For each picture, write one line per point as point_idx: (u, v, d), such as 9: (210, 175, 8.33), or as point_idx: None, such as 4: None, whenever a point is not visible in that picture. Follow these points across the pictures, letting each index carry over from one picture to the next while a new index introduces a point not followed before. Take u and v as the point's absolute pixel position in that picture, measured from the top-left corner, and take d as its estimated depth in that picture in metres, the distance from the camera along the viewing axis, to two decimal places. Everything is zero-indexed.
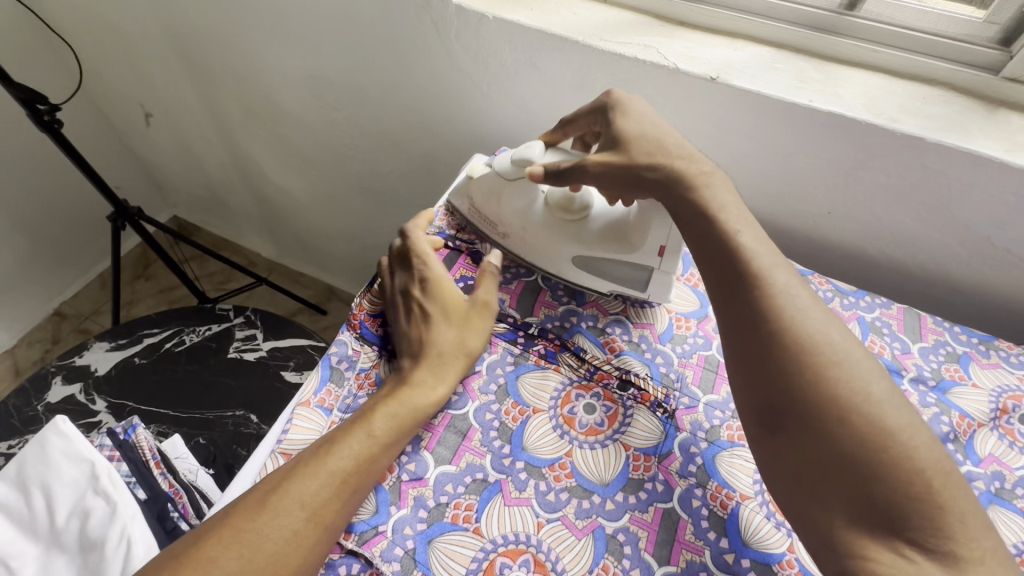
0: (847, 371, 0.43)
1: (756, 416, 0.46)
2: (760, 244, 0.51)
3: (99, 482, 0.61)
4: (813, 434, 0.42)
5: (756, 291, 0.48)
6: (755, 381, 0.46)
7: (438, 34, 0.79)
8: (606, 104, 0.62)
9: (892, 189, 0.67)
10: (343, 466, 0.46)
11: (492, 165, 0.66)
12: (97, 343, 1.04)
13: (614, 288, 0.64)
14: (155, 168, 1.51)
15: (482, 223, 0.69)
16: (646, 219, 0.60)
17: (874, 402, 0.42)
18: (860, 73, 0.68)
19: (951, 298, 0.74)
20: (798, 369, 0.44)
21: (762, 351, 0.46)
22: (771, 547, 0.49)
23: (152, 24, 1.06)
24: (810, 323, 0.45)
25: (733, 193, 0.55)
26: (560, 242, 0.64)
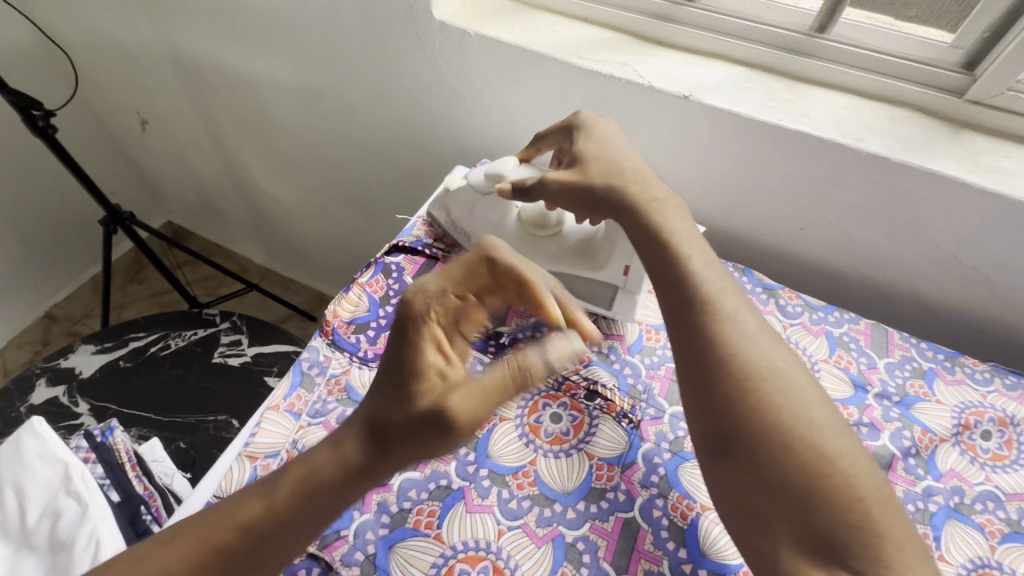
0: (790, 398, 0.42)
1: (703, 444, 0.44)
2: (709, 269, 0.50)
3: (71, 483, 0.62)
4: (757, 462, 0.40)
5: (704, 316, 0.46)
6: (701, 409, 0.43)
7: (422, 49, 0.81)
8: (574, 124, 0.62)
9: (860, 207, 0.68)
10: (251, 518, 0.40)
11: (468, 178, 0.69)
12: (83, 345, 1.05)
13: (581, 306, 0.66)
14: (150, 174, 1.53)
15: (458, 234, 0.70)
16: (612, 241, 0.64)
17: (816, 429, 0.41)
18: (830, 94, 0.70)
19: (921, 315, 0.75)
20: (742, 397, 0.42)
21: (708, 378, 0.43)
22: (729, 558, 0.49)
23: (148, 34, 1.08)
24: (754, 350, 0.44)
25: (687, 220, 0.54)
26: (529, 259, 0.66)
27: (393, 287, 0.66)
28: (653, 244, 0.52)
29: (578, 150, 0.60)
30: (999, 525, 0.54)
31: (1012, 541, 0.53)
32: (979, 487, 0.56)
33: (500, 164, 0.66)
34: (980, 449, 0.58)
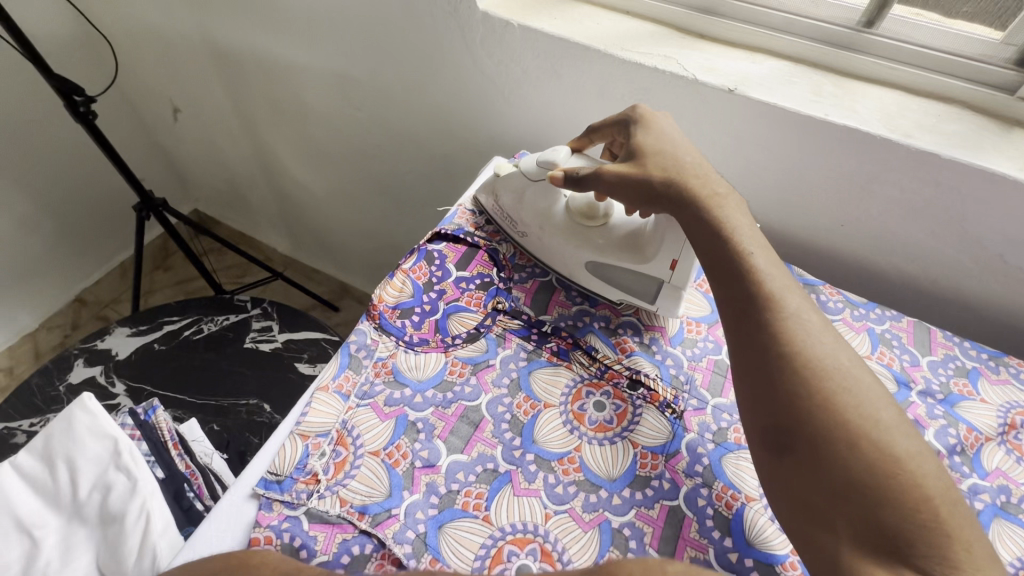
0: (856, 397, 0.42)
1: (762, 438, 0.45)
2: (771, 267, 0.50)
3: (120, 458, 0.63)
4: (822, 458, 0.41)
5: (767, 313, 0.47)
6: (762, 403, 0.45)
7: (463, 39, 0.81)
8: (631, 118, 0.63)
9: (905, 204, 0.68)
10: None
11: (519, 165, 0.69)
12: (119, 328, 1.08)
13: (623, 297, 0.65)
14: (180, 162, 1.55)
15: (504, 221, 0.71)
16: (662, 233, 0.61)
17: (882, 428, 0.41)
18: (876, 89, 0.69)
19: (961, 314, 0.75)
20: (806, 394, 0.42)
21: (772, 373, 0.44)
22: (775, 548, 0.50)
23: (188, 23, 1.10)
24: (819, 348, 0.45)
25: (746, 216, 0.55)
26: (573, 248, 0.65)
27: (436, 274, 0.67)
28: (712, 240, 0.53)
29: (636, 143, 0.60)
30: None
31: None
32: None
33: (553, 152, 0.66)
34: None
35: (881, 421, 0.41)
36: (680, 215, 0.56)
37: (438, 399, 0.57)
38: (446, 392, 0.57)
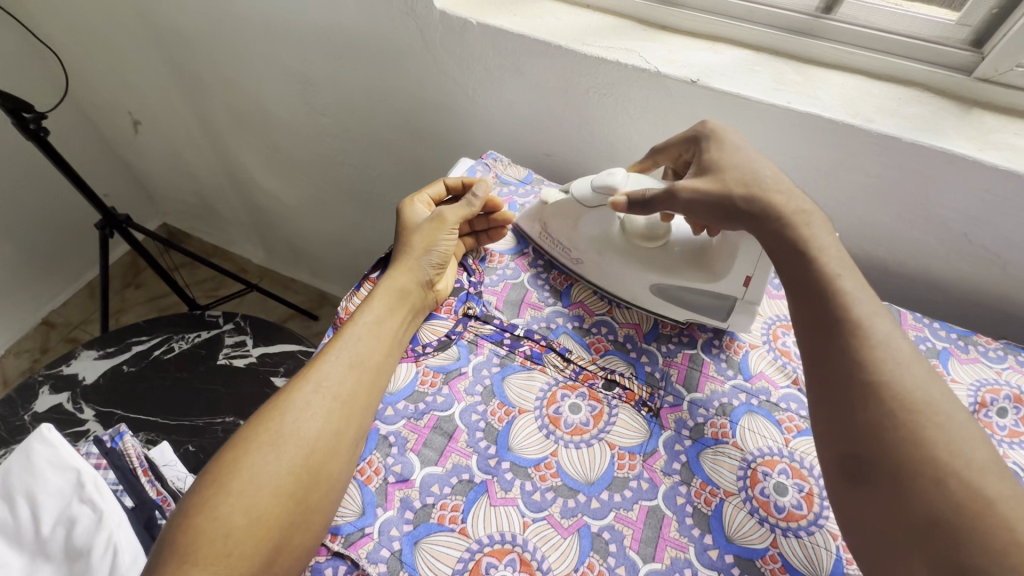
0: (948, 434, 0.41)
1: (838, 463, 0.44)
2: (860, 292, 0.49)
3: (84, 490, 0.61)
4: (903, 491, 0.40)
5: (853, 340, 0.46)
6: (841, 430, 0.44)
7: (423, 39, 0.79)
8: (702, 133, 0.61)
9: (871, 189, 0.68)
10: (282, 484, 0.45)
11: (570, 190, 0.65)
12: (85, 351, 1.04)
13: (691, 317, 0.63)
14: (144, 175, 1.50)
15: (552, 245, 0.68)
16: (733, 249, 0.58)
17: (975, 468, 0.39)
18: (837, 76, 0.69)
19: (930, 295, 0.75)
20: (893, 425, 0.42)
21: (853, 397, 0.44)
22: (754, 543, 0.49)
23: (138, 31, 1.06)
24: (908, 378, 0.43)
25: (832, 235, 0.53)
26: (633, 273, 0.63)
27: None
28: (796, 260, 0.51)
29: (709, 159, 0.58)
30: None
31: None
32: None
33: (609, 174, 0.61)
34: (998, 426, 0.58)
35: (974, 459, 0.40)
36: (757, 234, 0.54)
37: (410, 410, 0.56)
38: (418, 403, 0.56)
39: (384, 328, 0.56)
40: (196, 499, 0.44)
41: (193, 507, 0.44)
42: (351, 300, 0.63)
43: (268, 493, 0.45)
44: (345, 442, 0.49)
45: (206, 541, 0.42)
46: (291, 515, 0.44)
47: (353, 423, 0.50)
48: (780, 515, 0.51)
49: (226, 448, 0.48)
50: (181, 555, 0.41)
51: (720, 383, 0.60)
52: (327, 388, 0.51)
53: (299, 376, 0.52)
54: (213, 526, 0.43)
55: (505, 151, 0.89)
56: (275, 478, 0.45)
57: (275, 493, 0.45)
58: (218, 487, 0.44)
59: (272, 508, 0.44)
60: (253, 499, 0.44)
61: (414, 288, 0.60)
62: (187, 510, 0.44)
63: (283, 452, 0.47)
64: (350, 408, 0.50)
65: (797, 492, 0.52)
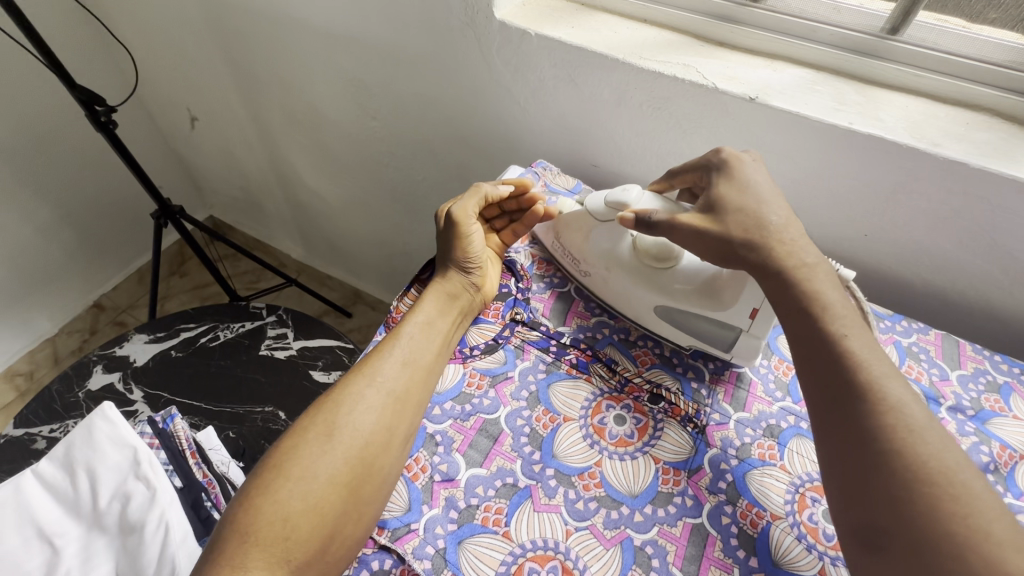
0: (966, 508, 0.38)
1: (853, 533, 0.42)
2: (868, 350, 0.47)
3: (140, 467, 0.63)
4: (921, 567, 0.38)
5: (864, 407, 0.44)
6: (857, 499, 0.42)
7: (480, 48, 0.81)
8: (713, 163, 0.60)
9: (933, 215, 0.67)
10: (341, 476, 0.46)
11: (584, 203, 0.65)
12: (137, 334, 1.08)
13: (694, 343, 0.62)
14: (197, 169, 1.57)
15: (565, 258, 0.68)
16: (738, 283, 0.57)
17: (995, 544, 0.37)
18: (900, 97, 0.68)
19: (990, 325, 0.73)
20: (908, 498, 0.40)
21: (867, 466, 0.42)
22: (801, 569, 0.48)
23: (205, 32, 1.11)
24: (924, 448, 0.41)
25: (837, 288, 0.51)
26: (640, 291, 0.62)
27: None
28: (801, 315, 0.50)
29: (717, 196, 0.57)
30: None
31: None
32: None
33: (623, 192, 0.61)
34: None
35: (995, 534, 0.37)
36: (762, 281, 0.53)
37: (457, 411, 0.57)
38: (464, 404, 0.57)
39: (435, 328, 0.57)
40: (256, 482, 0.46)
41: (254, 490, 0.45)
42: (402, 299, 0.65)
43: (325, 482, 0.46)
44: (397, 438, 0.50)
45: (266, 523, 0.44)
46: (344, 505, 0.46)
47: (405, 419, 0.51)
48: (829, 542, 0.50)
49: (283, 436, 0.49)
50: (243, 534, 0.43)
51: (768, 405, 0.59)
52: (382, 384, 0.51)
53: (354, 369, 0.53)
54: (271, 514, 0.44)
55: (551, 160, 0.90)
56: (331, 469, 0.46)
57: (331, 481, 0.46)
58: (278, 472, 0.46)
59: (329, 495, 0.45)
60: (310, 485, 0.45)
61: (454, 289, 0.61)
62: (248, 492, 0.45)
63: (341, 441, 0.48)
64: (402, 405, 0.51)
65: None
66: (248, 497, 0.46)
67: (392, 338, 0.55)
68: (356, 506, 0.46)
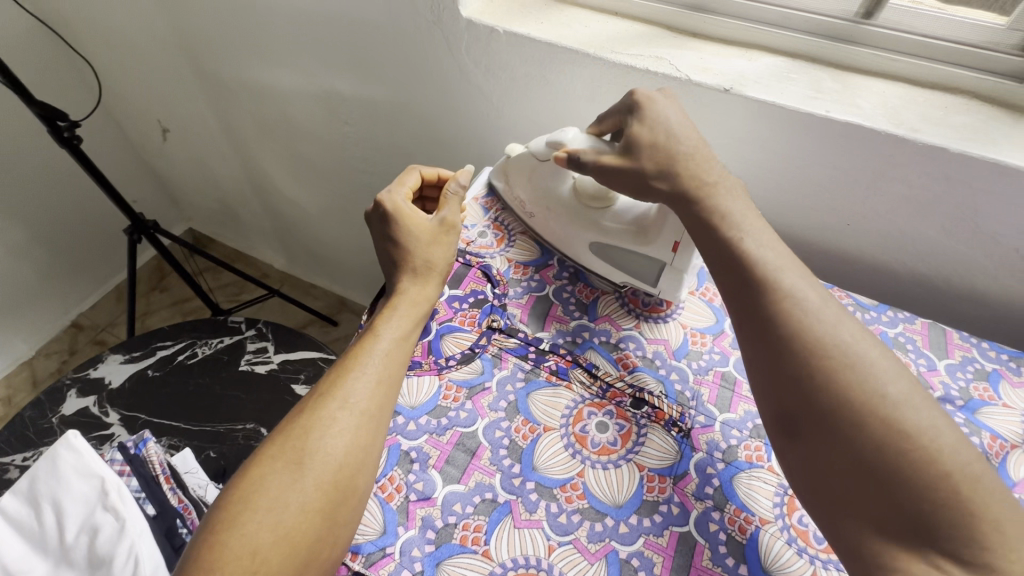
0: (862, 373, 0.42)
1: (776, 423, 0.46)
2: (768, 247, 0.49)
3: (108, 498, 0.60)
4: (829, 437, 0.42)
5: (767, 298, 0.46)
6: (773, 393, 0.45)
7: (449, 48, 0.79)
8: (632, 103, 0.57)
9: (914, 201, 0.65)
10: (313, 503, 0.44)
11: (528, 145, 0.67)
12: (112, 355, 1.05)
13: (628, 280, 0.65)
14: (172, 182, 1.53)
15: (513, 201, 0.71)
16: (661, 219, 0.58)
17: (890, 404, 0.40)
18: (876, 83, 0.66)
19: (977, 312, 0.72)
20: (811, 376, 0.43)
21: (775, 358, 0.45)
22: (792, 575, 0.47)
23: (169, 42, 1.07)
24: (819, 326, 0.44)
25: (744, 195, 0.53)
26: (576, 230, 0.65)
27: None
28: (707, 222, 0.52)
29: (631, 135, 0.56)
30: None
31: None
32: None
33: (559, 132, 0.62)
34: None
35: (889, 395, 0.41)
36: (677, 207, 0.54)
37: (433, 425, 0.55)
38: (440, 418, 0.55)
39: (408, 339, 0.54)
40: (221, 515, 0.43)
41: (218, 524, 0.42)
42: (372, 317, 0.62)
43: (297, 510, 0.43)
44: (371, 458, 0.48)
45: (233, 558, 0.41)
46: (320, 531, 0.43)
47: (378, 438, 0.49)
48: (820, 546, 0.48)
49: (249, 464, 0.46)
50: (206, 571, 0.40)
51: (755, 404, 0.58)
52: (353, 404, 0.48)
53: (321, 389, 0.49)
54: (240, 548, 0.41)
55: None
56: (303, 497, 0.44)
57: (303, 509, 0.43)
58: (244, 503, 0.43)
59: (299, 522, 0.43)
60: (280, 515, 0.43)
61: (430, 292, 0.57)
62: (213, 525, 0.43)
63: (312, 466, 0.45)
64: (377, 424, 0.49)
65: None
66: (213, 529, 0.43)
67: (360, 355, 0.51)
68: (330, 524, 0.44)
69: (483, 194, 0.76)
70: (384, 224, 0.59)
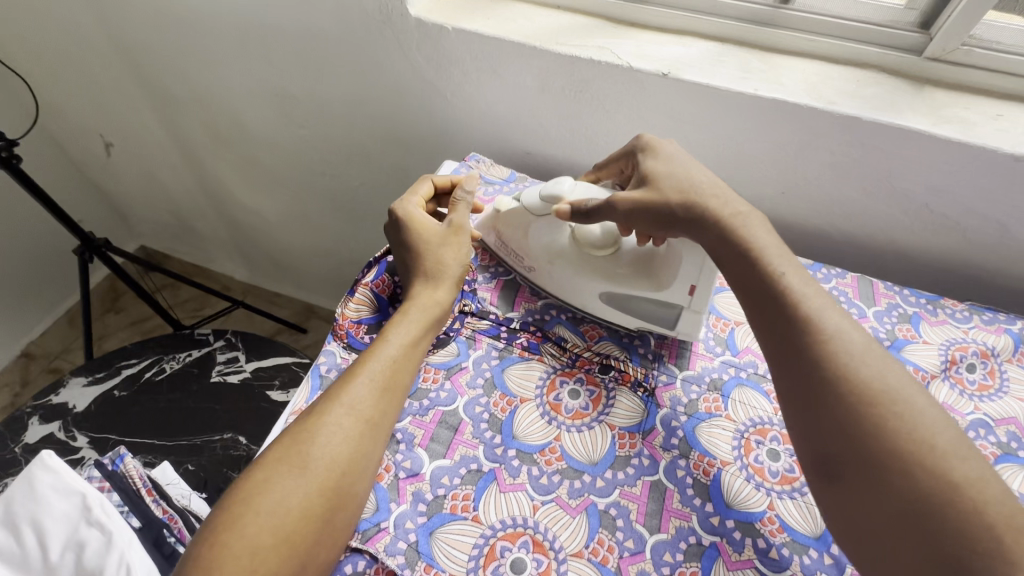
0: (911, 424, 0.42)
1: (812, 466, 0.46)
2: (806, 289, 0.50)
3: (91, 512, 0.60)
4: (872, 483, 0.42)
5: (807, 337, 0.47)
6: (812, 433, 0.45)
7: (400, 47, 0.81)
8: (637, 147, 0.63)
9: (837, 167, 0.72)
10: (313, 507, 0.44)
11: (521, 199, 0.65)
12: (74, 378, 1.02)
13: (641, 326, 0.64)
14: (121, 198, 1.48)
15: (508, 256, 0.69)
16: (677, 259, 0.59)
17: (939, 454, 0.41)
18: (798, 62, 0.73)
19: (899, 264, 0.80)
20: (854, 420, 0.43)
21: (813, 398, 0.46)
22: (752, 507, 0.52)
23: (109, 53, 1.05)
24: (866, 370, 0.45)
25: (770, 233, 0.54)
26: (587, 279, 0.63)
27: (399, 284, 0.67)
28: (740, 261, 0.53)
29: (646, 172, 0.60)
30: (992, 448, 0.58)
31: (1006, 462, 0.57)
32: (969, 416, 0.60)
33: (556, 184, 0.62)
34: (967, 381, 0.62)
35: (938, 445, 0.41)
36: (700, 238, 0.56)
37: (415, 407, 0.57)
38: (422, 400, 0.58)
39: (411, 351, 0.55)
40: (223, 516, 0.44)
41: (219, 524, 0.43)
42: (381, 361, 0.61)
43: (296, 514, 0.44)
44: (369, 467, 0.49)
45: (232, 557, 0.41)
46: (317, 535, 0.44)
47: (376, 448, 0.50)
48: (774, 479, 0.54)
49: (253, 468, 0.46)
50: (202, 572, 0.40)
51: (710, 360, 0.63)
52: (357, 410, 0.49)
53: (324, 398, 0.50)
54: (236, 553, 0.41)
55: (485, 151, 0.91)
56: (303, 501, 0.44)
57: (304, 513, 0.44)
58: (247, 505, 0.44)
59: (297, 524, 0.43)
60: (280, 519, 0.43)
61: (439, 295, 0.59)
62: (214, 527, 0.43)
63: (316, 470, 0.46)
64: (375, 433, 0.50)
65: (788, 456, 0.55)
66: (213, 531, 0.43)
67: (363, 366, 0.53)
68: (326, 527, 0.45)
69: None
70: (400, 229, 0.62)
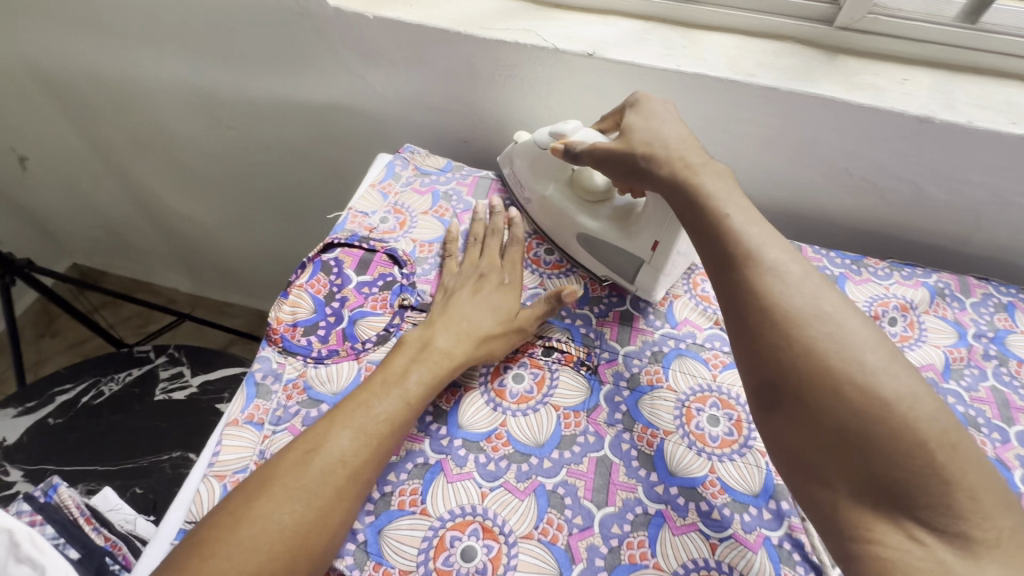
0: (843, 346, 0.41)
1: (754, 394, 0.45)
2: (748, 225, 0.49)
3: (20, 549, 0.56)
4: (806, 407, 0.41)
5: (746, 272, 0.46)
6: (752, 368, 0.44)
7: (323, 39, 0.78)
8: (633, 101, 0.63)
9: (763, 138, 0.74)
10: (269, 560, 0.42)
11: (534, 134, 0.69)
12: (2, 410, 0.96)
13: (608, 272, 0.67)
14: (44, 216, 1.39)
15: (514, 186, 0.73)
16: (648, 214, 0.60)
17: (869, 372, 0.40)
18: (718, 36, 0.74)
19: (827, 228, 0.83)
20: (787, 345, 0.42)
21: (752, 328, 0.44)
22: (694, 472, 0.54)
23: (9, 60, 0.97)
24: (800, 299, 0.44)
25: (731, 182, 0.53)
26: (568, 220, 0.67)
27: (335, 283, 0.65)
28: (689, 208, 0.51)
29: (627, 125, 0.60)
30: None
31: None
32: None
33: (564, 124, 0.65)
34: (889, 334, 0.66)
35: (867, 363, 0.40)
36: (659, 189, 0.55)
37: None
38: None
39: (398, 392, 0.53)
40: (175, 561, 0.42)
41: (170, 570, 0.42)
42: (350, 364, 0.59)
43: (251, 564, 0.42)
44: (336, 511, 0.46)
45: None
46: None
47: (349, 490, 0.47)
48: (715, 443, 0.56)
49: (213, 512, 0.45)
50: None
51: (651, 334, 0.64)
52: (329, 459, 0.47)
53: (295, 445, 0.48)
54: None
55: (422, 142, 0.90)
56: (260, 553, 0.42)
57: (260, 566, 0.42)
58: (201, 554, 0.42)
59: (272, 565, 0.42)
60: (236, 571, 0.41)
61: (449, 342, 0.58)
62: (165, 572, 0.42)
63: (299, 507, 0.45)
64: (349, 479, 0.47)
65: (727, 421, 0.57)
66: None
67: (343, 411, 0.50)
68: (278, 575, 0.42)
69: (380, 179, 0.77)
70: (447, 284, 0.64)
